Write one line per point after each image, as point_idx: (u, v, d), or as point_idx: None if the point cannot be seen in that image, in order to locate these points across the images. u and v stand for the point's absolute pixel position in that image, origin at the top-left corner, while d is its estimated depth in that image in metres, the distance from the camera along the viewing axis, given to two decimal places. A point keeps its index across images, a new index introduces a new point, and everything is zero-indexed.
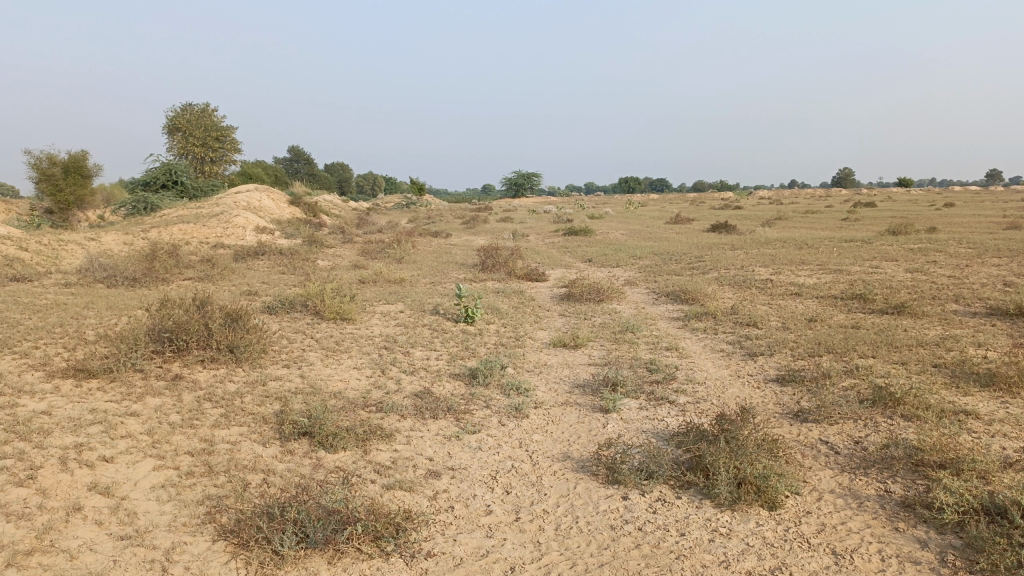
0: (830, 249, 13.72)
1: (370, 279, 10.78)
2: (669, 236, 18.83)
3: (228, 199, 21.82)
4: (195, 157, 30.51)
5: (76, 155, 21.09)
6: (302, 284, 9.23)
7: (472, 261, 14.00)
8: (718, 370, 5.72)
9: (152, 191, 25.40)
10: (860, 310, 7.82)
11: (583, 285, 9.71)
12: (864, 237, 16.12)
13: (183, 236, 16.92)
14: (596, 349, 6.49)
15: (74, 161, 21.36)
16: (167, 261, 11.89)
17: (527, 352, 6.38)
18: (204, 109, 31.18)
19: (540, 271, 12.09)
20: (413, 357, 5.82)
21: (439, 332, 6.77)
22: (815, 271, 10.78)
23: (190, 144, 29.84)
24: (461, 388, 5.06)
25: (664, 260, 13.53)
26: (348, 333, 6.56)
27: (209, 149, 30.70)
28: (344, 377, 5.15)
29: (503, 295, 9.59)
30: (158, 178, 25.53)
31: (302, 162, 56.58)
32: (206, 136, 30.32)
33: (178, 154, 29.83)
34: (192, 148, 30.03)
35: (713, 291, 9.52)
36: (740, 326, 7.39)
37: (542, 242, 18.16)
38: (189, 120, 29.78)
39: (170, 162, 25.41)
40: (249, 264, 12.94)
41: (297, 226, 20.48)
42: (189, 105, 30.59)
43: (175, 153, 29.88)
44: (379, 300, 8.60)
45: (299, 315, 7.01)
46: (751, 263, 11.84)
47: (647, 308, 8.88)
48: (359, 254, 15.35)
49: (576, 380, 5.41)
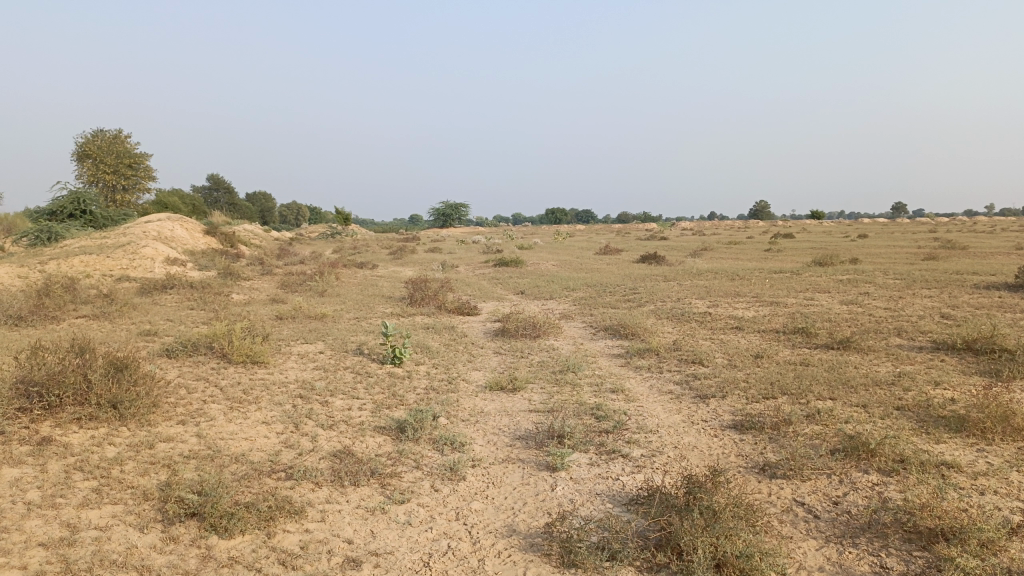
0: (762, 280, 13.61)
1: (288, 315, 9.99)
2: (600, 268, 18.57)
3: (138, 228, 20.55)
4: (106, 184, 28.79)
5: None
6: (212, 322, 8.40)
7: (399, 294, 13.32)
8: (669, 415, 5.25)
9: (57, 220, 23.70)
10: (805, 345, 7.54)
11: (517, 320, 9.18)
12: (792, 268, 16.19)
13: (85, 269, 15.66)
14: (536, 393, 5.95)
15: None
16: (61, 298, 10.79)
17: (461, 398, 5.78)
18: (116, 135, 29.60)
19: (471, 305, 11.52)
20: (332, 407, 5.15)
21: (362, 377, 6.10)
22: (752, 303, 10.57)
23: (100, 171, 28.17)
24: (387, 444, 4.43)
25: (598, 292, 13.16)
26: (258, 379, 5.83)
27: (121, 176, 29.13)
28: (250, 434, 4.44)
29: (433, 332, 8.97)
30: (64, 207, 23.87)
31: (222, 191, 54.65)
32: (119, 162, 28.78)
33: (87, 182, 28.08)
34: (103, 175, 28.34)
35: (652, 325, 9.15)
36: (686, 364, 6.98)
37: (472, 274, 17.60)
38: (100, 146, 28.22)
39: (78, 189, 23.83)
40: (155, 299, 11.94)
41: (211, 258, 19.39)
42: (100, 131, 28.97)
43: (84, 180, 28.06)
44: (297, 339, 7.85)
45: (202, 359, 6.23)
46: (686, 295, 11.58)
47: (585, 343, 8.42)
48: (279, 287, 14.47)
49: (516, 431, 4.84)
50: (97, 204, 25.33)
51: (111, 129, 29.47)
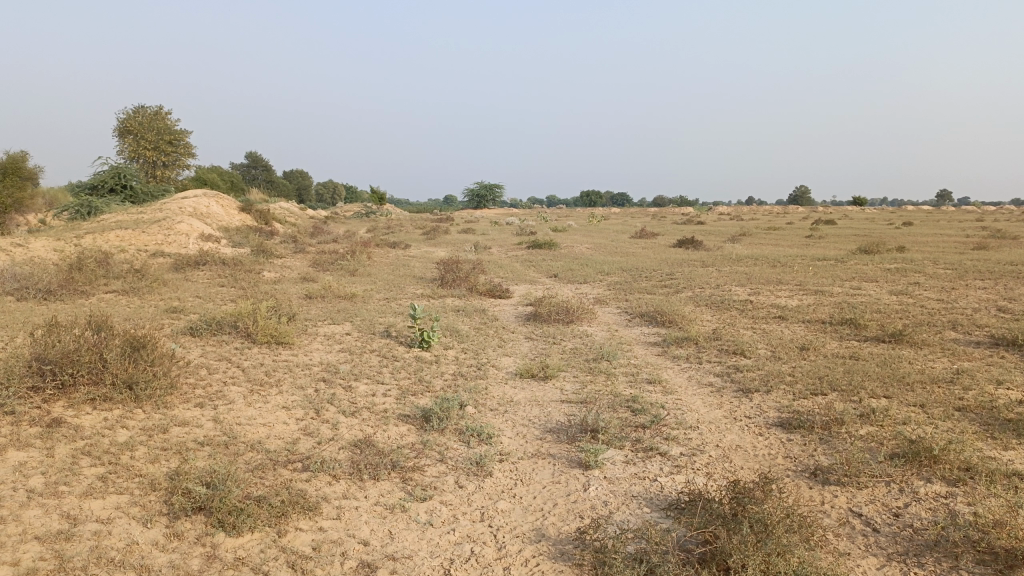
0: (805, 267, 13.15)
1: (317, 294, 9.83)
2: (636, 252, 18.19)
3: (174, 204, 20.64)
4: (146, 160, 29.02)
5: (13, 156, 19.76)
6: (239, 300, 8.26)
7: (431, 274, 13.13)
8: (710, 410, 4.95)
9: (99, 195, 23.93)
10: (854, 337, 7.15)
11: (550, 305, 8.90)
12: (836, 256, 15.66)
13: (120, 244, 15.73)
14: (569, 382, 5.68)
15: (12, 162, 20.05)
16: (94, 272, 10.77)
17: (489, 385, 5.53)
18: (156, 112, 29.78)
19: (504, 287, 11.27)
20: (355, 392, 4.93)
21: (389, 360, 5.89)
22: (795, 291, 10.16)
23: (141, 147, 28.39)
24: (410, 434, 4.20)
25: (633, 277, 12.81)
26: (282, 361, 5.65)
27: (161, 152, 29.35)
28: (268, 419, 4.24)
29: (463, 315, 8.74)
30: (105, 182, 24.09)
31: (259, 168, 55.01)
32: (159, 139, 28.99)
33: (128, 157, 28.32)
34: (143, 151, 28.56)
35: (691, 312, 8.81)
36: (727, 354, 6.65)
37: (505, 256, 17.33)
38: (141, 122, 28.44)
39: (119, 165, 24.01)
40: (187, 276, 11.90)
41: (245, 235, 19.40)
42: (140, 108, 29.15)
43: (125, 156, 28.31)
44: (324, 319, 7.67)
45: (225, 339, 6.06)
46: (726, 282, 11.19)
47: (620, 330, 8.12)
48: (310, 266, 14.36)
49: (546, 423, 4.58)
50: (137, 179, 25.54)
51: (152, 105, 29.68)
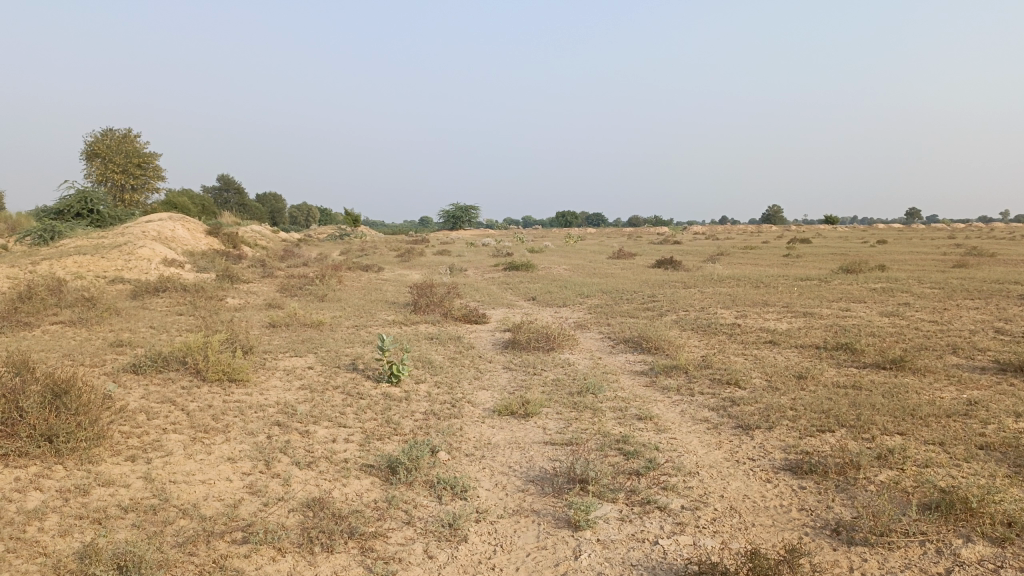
0: (789, 288, 12.81)
1: (281, 323, 9.24)
2: (614, 272, 17.80)
3: (138, 228, 19.94)
4: (115, 184, 28.20)
5: None
6: (194, 331, 7.67)
7: (404, 299, 12.58)
8: (709, 451, 4.47)
9: (64, 219, 23.10)
10: (852, 364, 6.74)
11: (528, 331, 8.41)
12: (817, 275, 15.36)
13: (78, 270, 15.01)
14: (552, 420, 5.18)
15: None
16: (43, 302, 10.09)
17: (464, 426, 5.01)
18: (124, 134, 29.01)
19: (480, 312, 10.75)
20: (314, 437, 4.39)
21: (353, 398, 5.34)
22: (783, 313, 9.78)
23: (109, 170, 27.59)
24: (373, 489, 3.66)
25: (614, 299, 12.37)
26: (233, 401, 5.08)
27: (129, 176, 28.60)
28: (209, 476, 3.68)
29: (437, 343, 8.21)
30: (71, 206, 23.28)
31: (231, 191, 54.13)
32: (128, 162, 28.23)
33: (96, 181, 27.49)
34: (112, 174, 27.77)
35: (677, 337, 8.37)
36: (720, 384, 6.18)
37: (481, 278, 16.84)
38: (109, 145, 27.69)
39: (85, 188, 23.23)
40: (145, 304, 11.26)
41: (211, 259, 18.74)
42: (108, 130, 28.34)
43: (92, 180, 27.49)
44: (285, 351, 7.11)
45: (171, 378, 5.48)
46: (711, 304, 10.80)
47: (604, 358, 7.65)
48: (278, 291, 13.74)
49: (529, 472, 4.06)
50: (105, 203, 24.75)
51: (120, 128, 28.95)
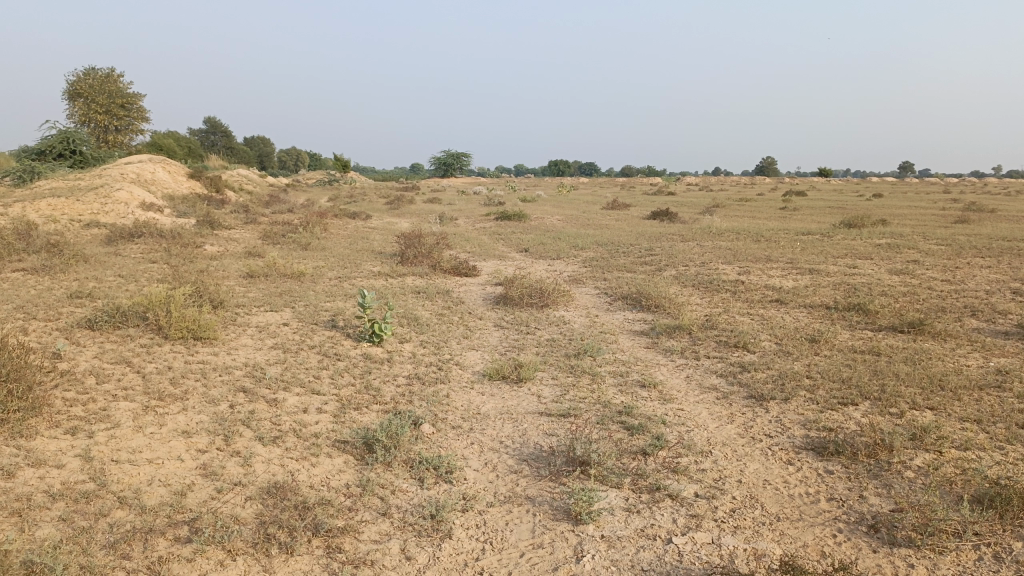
0: (791, 242, 12.33)
1: (259, 274, 8.71)
2: (609, 224, 17.25)
3: (116, 170, 19.19)
4: (98, 125, 27.23)
5: None
6: (163, 282, 7.14)
7: (391, 249, 12.02)
8: (721, 427, 4.04)
9: (44, 160, 22.26)
10: (866, 327, 6.31)
11: (521, 285, 7.93)
12: (819, 230, 14.92)
13: (52, 213, 14.37)
14: (547, 387, 4.73)
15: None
16: (8, 246, 9.50)
17: (451, 392, 4.57)
18: (107, 73, 27.90)
19: (470, 264, 10.25)
20: (283, 405, 3.93)
21: (329, 360, 4.87)
22: (788, 270, 9.33)
23: (93, 111, 26.59)
24: (346, 472, 3.22)
25: (610, 252, 11.87)
26: (196, 363, 4.60)
27: (113, 116, 27.62)
28: (158, 454, 3.23)
29: (423, 298, 7.73)
30: (53, 147, 22.45)
31: (218, 134, 52.72)
32: (111, 102, 27.22)
33: (78, 121, 26.51)
34: (95, 115, 26.80)
35: (678, 294, 7.92)
36: (727, 347, 5.74)
37: (472, 227, 16.30)
38: (92, 84, 26.65)
39: (66, 128, 22.33)
40: (119, 251, 10.69)
41: (192, 204, 18.08)
42: (90, 68, 27.21)
43: (74, 120, 26.53)
44: (260, 305, 6.61)
45: (129, 335, 4.98)
46: (711, 258, 10.33)
47: (601, 316, 7.19)
48: (260, 239, 13.16)
49: (522, 451, 3.63)
50: (88, 144, 23.89)
51: (104, 66, 27.84)
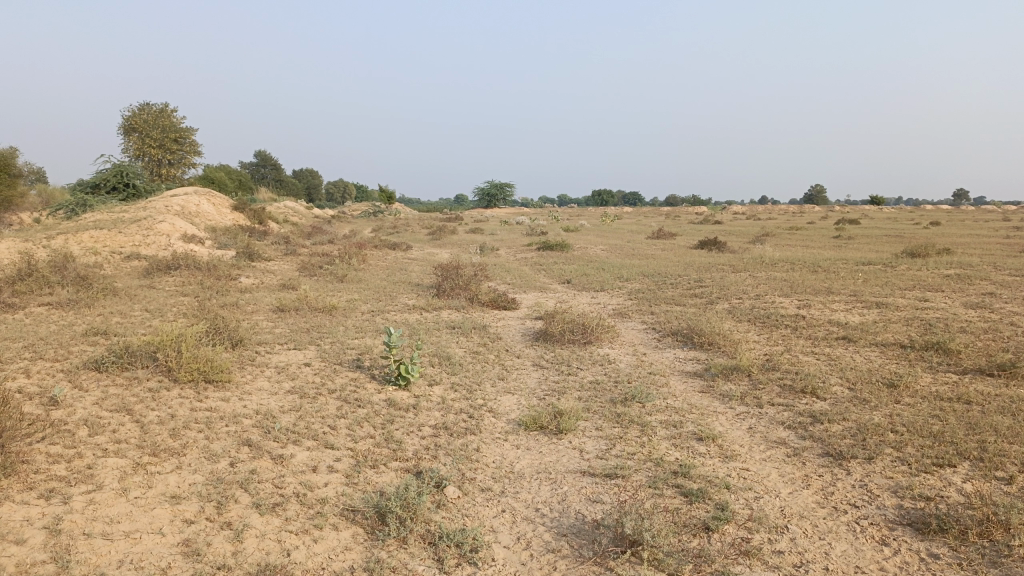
0: (850, 273, 11.60)
1: (289, 308, 8.37)
2: (654, 254, 16.63)
3: (162, 202, 19.32)
4: (151, 158, 27.66)
5: None
6: (187, 318, 6.80)
7: (428, 281, 11.64)
8: (795, 494, 3.46)
9: (97, 193, 22.59)
10: (950, 370, 5.63)
11: (562, 320, 7.41)
12: (879, 259, 14.10)
13: (94, 245, 14.37)
14: (590, 439, 4.19)
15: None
16: (41, 278, 9.33)
17: (482, 445, 4.06)
18: (161, 108, 28.44)
19: (510, 297, 9.78)
20: (290, 462, 3.47)
21: (349, 407, 4.41)
22: (851, 303, 8.64)
23: (147, 145, 27.04)
24: (352, 550, 2.73)
25: (656, 284, 11.29)
26: (203, 411, 4.18)
27: (166, 150, 28.07)
28: (138, 526, 2.78)
29: (458, 334, 7.27)
30: (107, 180, 22.81)
31: (267, 167, 53.58)
32: (165, 137, 27.67)
33: (132, 155, 26.97)
34: (149, 149, 27.26)
35: (733, 330, 7.30)
36: (792, 394, 5.13)
37: (513, 258, 15.88)
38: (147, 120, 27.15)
39: (120, 162, 22.65)
40: (153, 283, 10.49)
41: (233, 235, 18.04)
42: (146, 104, 27.75)
43: (128, 155, 27.04)
44: (283, 342, 6.21)
45: (134, 379, 4.59)
46: (767, 291, 9.69)
47: (649, 355, 6.63)
48: (297, 271, 12.91)
49: (562, 522, 3.10)
50: (141, 177, 24.23)
51: (158, 102, 28.36)
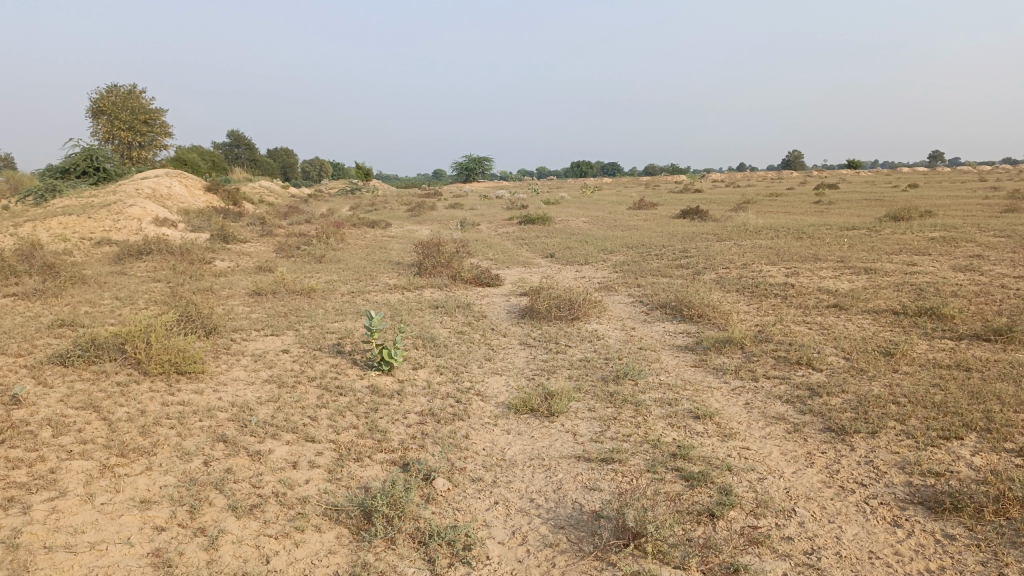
0: (835, 239, 11.50)
1: (266, 291, 8.11)
2: (636, 225, 16.46)
3: (132, 185, 18.83)
4: (122, 141, 26.99)
5: None
6: (159, 305, 6.54)
7: (408, 259, 11.39)
8: (799, 473, 3.32)
9: (67, 178, 22.01)
10: (946, 336, 5.52)
11: (548, 296, 7.23)
12: (863, 224, 14.03)
13: (63, 232, 13.96)
14: (583, 421, 4.02)
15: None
16: (6, 267, 8.99)
17: (471, 432, 3.88)
18: (129, 89, 27.70)
19: (493, 273, 9.57)
20: (269, 459, 3.27)
21: (331, 395, 4.21)
22: (840, 270, 8.53)
23: (117, 128, 26.36)
24: (337, 555, 2.55)
25: (641, 256, 11.13)
26: (175, 405, 3.96)
27: (136, 133, 27.40)
28: (104, 536, 2.58)
29: (441, 313, 7.07)
30: (76, 164, 22.22)
31: (242, 147, 52.67)
32: (134, 119, 26.99)
33: (102, 138, 26.31)
34: (119, 132, 26.58)
35: (722, 301, 7.16)
36: (788, 366, 4.99)
37: (495, 233, 15.65)
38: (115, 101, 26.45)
39: (89, 146, 22.05)
40: (125, 270, 10.17)
41: (207, 217, 17.64)
42: (114, 86, 27.02)
43: (98, 138, 26.36)
44: (260, 328, 5.98)
45: (102, 373, 4.35)
46: (753, 259, 9.56)
47: (638, 329, 6.47)
48: (274, 252, 12.61)
49: (559, 514, 2.93)
50: (112, 161, 23.63)
51: (126, 83, 27.62)
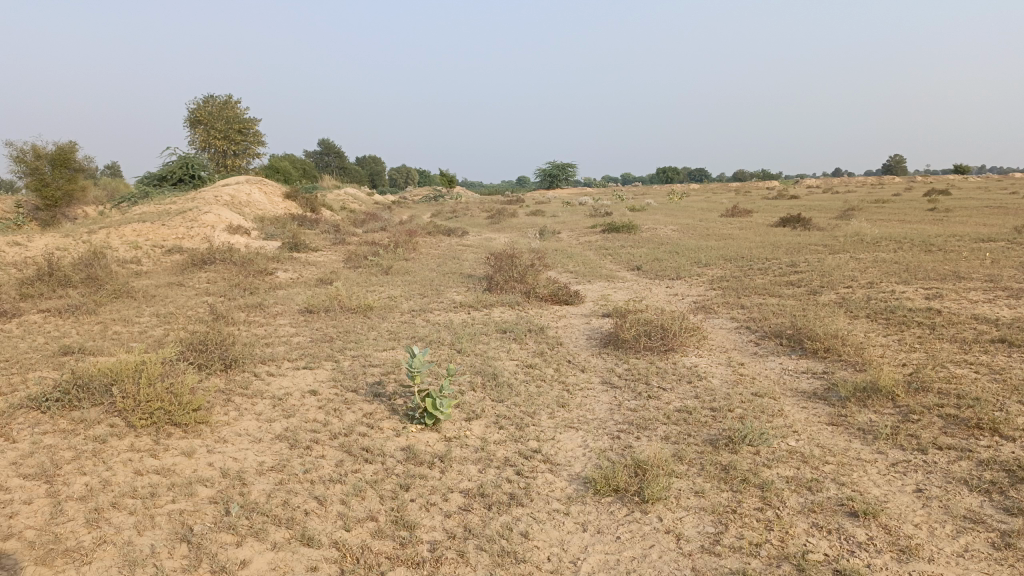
0: (972, 252, 9.88)
1: (319, 308, 7.27)
2: (732, 234, 15.07)
3: (212, 192, 18.63)
4: (217, 150, 27.21)
5: (65, 146, 17.62)
6: (191, 327, 5.73)
7: (481, 272, 10.43)
8: None
9: (161, 186, 22.17)
10: None
11: (637, 321, 6.08)
12: (1000, 235, 12.24)
13: (135, 239, 13.64)
14: (689, 515, 2.90)
15: (60, 151, 17.78)
16: (57, 278, 8.45)
17: (534, 525, 2.82)
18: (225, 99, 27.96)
19: (572, 290, 8.47)
20: None
21: (353, 463, 3.22)
22: (993, 292, 7.04)
23: (212, 137, 26.55)
24: None
25: (741, 270, 9.83)
26: (152, 474, 3.05)
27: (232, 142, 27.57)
28: None
29: (509, 340, 6.02)
30: (173, 172, 22.38)
31: (331, 155, 53.28)
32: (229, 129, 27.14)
33: (198, 148, 26.60)
34: (214, 141, 26.79)
35: (852, 330, 5.85)
36: (963, 432, 3.71)
37: (576, 242, 14.55)
38: (211, 111, 26.69)
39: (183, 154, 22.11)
40: (184, 281, 9.56)
41: (282, 225, 17.21)
42: (210, 96, 27.31)
43: (195, 147, 26.68)
44: (295, 356, 5.07)
45: (78, 424, 3.50)
46: (880, 276, 8.13)
47: (750, 366, 5.25)
48: (341, 262, 11.88)
49: None
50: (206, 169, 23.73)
51: (224, 93, 27.89)
